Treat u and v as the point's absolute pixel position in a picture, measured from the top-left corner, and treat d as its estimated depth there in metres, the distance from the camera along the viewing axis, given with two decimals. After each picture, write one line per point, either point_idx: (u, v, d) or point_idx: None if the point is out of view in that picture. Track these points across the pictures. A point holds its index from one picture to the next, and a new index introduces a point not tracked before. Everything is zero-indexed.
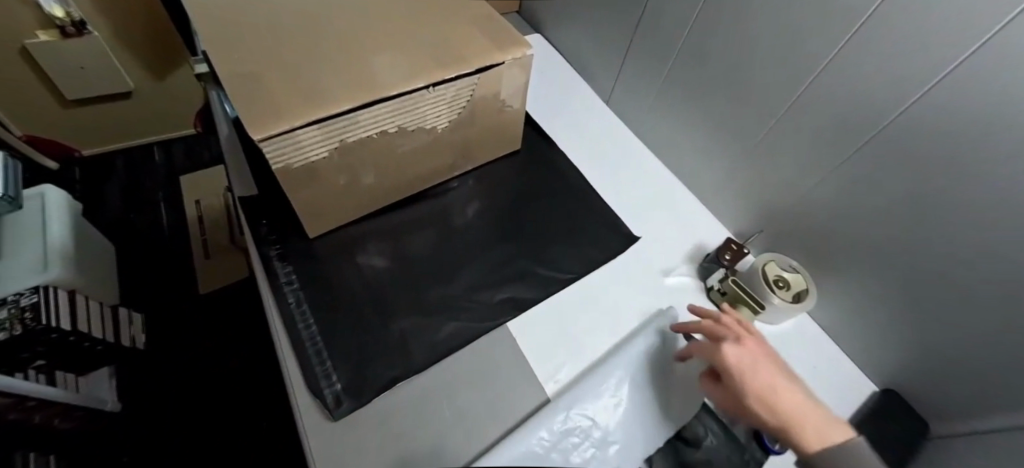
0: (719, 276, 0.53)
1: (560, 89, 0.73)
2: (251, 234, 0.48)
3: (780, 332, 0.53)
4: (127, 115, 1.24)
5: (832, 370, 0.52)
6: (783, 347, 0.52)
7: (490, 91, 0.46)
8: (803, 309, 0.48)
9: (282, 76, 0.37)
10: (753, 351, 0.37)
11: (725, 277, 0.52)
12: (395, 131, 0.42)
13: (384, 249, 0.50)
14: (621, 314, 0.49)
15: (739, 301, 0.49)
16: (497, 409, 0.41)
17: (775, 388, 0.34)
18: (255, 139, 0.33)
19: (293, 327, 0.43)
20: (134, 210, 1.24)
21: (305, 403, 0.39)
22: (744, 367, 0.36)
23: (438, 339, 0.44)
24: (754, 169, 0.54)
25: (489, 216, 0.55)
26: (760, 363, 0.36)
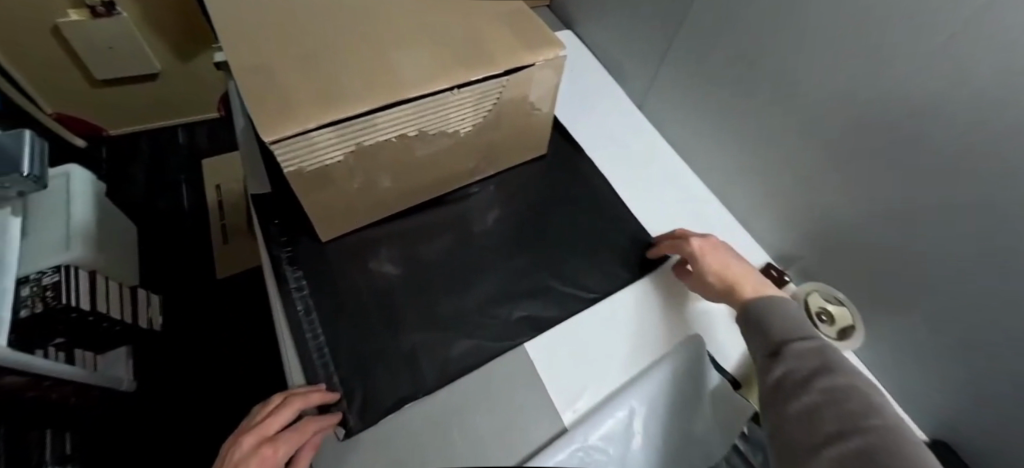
0: None
1: (589, 90, 0.69)
2: (262, 234, 0.46)
3: None
4: (153, 97, 1.24)
5: None
6: None
7: (518, 93, 0.43)
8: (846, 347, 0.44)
9: (298, 71, 0.35)
10: (714, 243, 0.47)
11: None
12: (415, 135, 0.39)
13: (398, 257, 0.47)
14: (645, 339, 0.46)
15: None
16: (511, 440, 0.38)
17: (733, 270, 0.44)
18: (266, 140, 0.30)
19: (300, 336, 0.41)
20: (158, 191, 1.26)
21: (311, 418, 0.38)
22: (711, 252, 0.46)
23: (451, 356, 0.42)
24: (800, 191, 0.49)
25: (509, 225, 0.52)
26: (720, 252, 0.46)
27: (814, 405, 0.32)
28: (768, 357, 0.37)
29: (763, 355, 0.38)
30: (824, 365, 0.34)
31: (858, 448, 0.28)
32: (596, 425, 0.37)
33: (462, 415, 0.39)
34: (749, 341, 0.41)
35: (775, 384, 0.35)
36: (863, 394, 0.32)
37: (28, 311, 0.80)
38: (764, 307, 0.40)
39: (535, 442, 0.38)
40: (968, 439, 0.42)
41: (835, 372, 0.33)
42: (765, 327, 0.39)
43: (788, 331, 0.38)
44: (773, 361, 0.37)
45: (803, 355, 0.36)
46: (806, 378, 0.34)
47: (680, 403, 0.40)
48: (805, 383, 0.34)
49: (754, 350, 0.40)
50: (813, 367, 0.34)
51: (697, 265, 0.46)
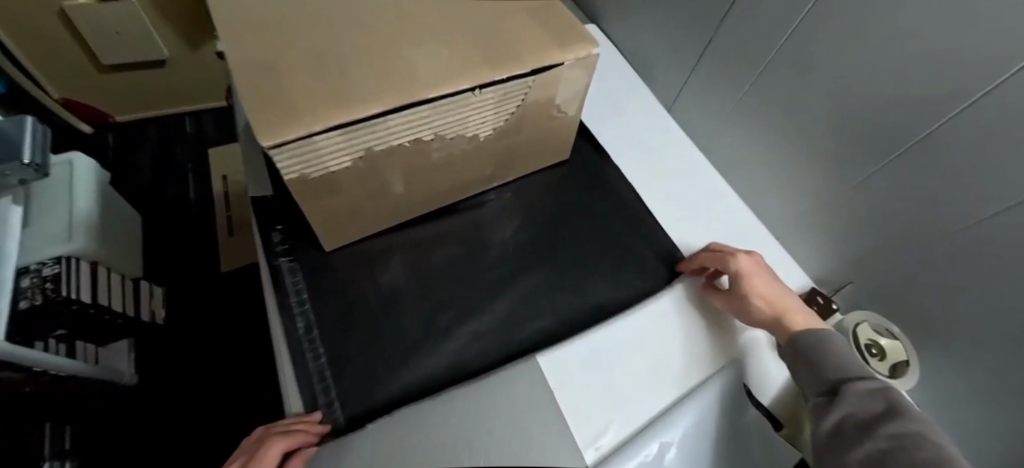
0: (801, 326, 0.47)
1: (614, 89, 0.64)
2: (261, 242, 0.43)
3: None
4: (160, 84, 1.21)
5: None
6: None
7: (545, 94, 0.39)
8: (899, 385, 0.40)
9: (302, 63, 0.31)
10: (758, 263, 0.42)
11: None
12: (431, 139, 0.35)
13: (408, 269, 0.44)
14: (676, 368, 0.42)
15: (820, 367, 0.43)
16: None
17: (779, 297, 0.40)
18: (264, 146, 0.27)
19: (300, 356, 0.37)
20: (163, 181, 1.23)
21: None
22: (757, 277, 0.41)
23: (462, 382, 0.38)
24: (845, 210, 0.44)
25: (528, 236, 0.48)
26: (766, 274, 0.41)
27: (879, 454, 0.29)
28: (821, 397, 0.34)
29: (816, 396, 0.35)
30: (885, 408, 0.31)
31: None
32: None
33: None
34: (797, 377, 0.37)
35: (832, 425, 0.32)
36: (933, 440, 0.28)
37: (27, 303, 0.77)
38: (818, 341, 0.37)
39: None
40: None
41: (905, 418, 0.30)
42: (818, 365, 0.36)
43: (843, 368, 0.34)
44: (829, 400, 0.33)
45: (864, 397, 0.32)
46: (869, 423, 0.31)
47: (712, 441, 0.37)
48: (868, 428, 0.30)
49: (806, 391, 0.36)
50: (878, 412, 0.31)
51: (743, 288, 0.41)
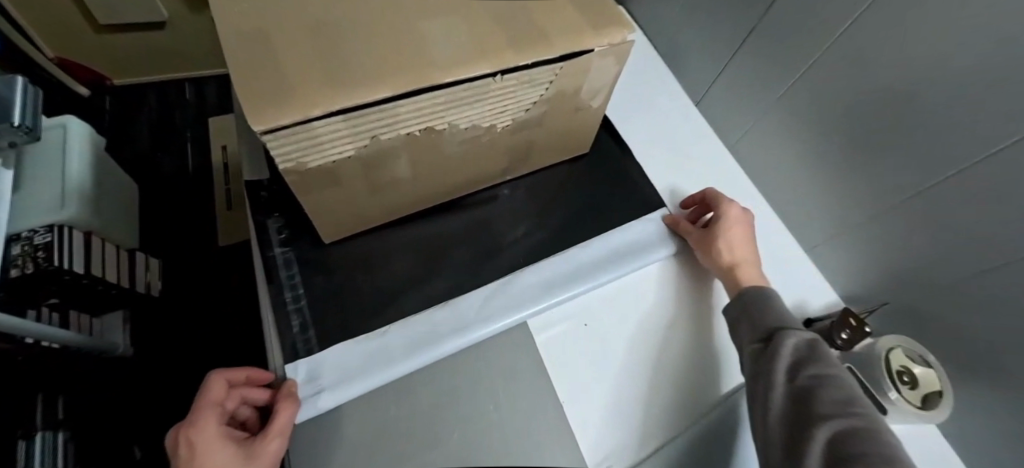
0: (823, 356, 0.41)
1: (638, 81, 0.60)
2: (255, 232, 0.39)
3: None
4: (159, 47, 1.16)
5: None
6: None
7: (571, 83, 0.35)
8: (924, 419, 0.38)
9: (301, 38, 0.27)
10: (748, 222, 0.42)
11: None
12: (443, 128, 0.32)
13: (411, 265, 0.40)
14: (697, 387, 0.38)
15: None
16: None
17: (739, 251, 0.40)
18: (256, 130, 0.23)
19: (293, 357, 0.34)
20: (161, 150, 1.19)
21: (299, 424, 0.32)
22: (736, 225, 0.41)
23: (469, 399, 0.35)
24: (889, 230, 0.40)
25: (542, 237, 0.43)
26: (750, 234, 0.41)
27: (805, 393, 0.30)
28: (757, 345, 0.34)
29: (750, 344, 0.35)
30: (810, 354, 0.32)
31: (846, 434, 0.27)
32: None
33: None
34: (732, 329, 0.38)
35: (762, 367, 0.33)
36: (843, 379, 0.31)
37: (18, 271, 0.75)
38: (757, 304, 0.36)
39: None
40: None
41: (825, 360, 0.32)
42: (752, 317, 0.36)
43: (781, 318, 0.35)
44: (762, 345, 0.34)
45: (796, 343, 0.33)
46: (796, 365, 0.32)
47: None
48: (797, 370, 0.32)
49: (740, 338, 0.37)
50: (802, 355, 0.32)
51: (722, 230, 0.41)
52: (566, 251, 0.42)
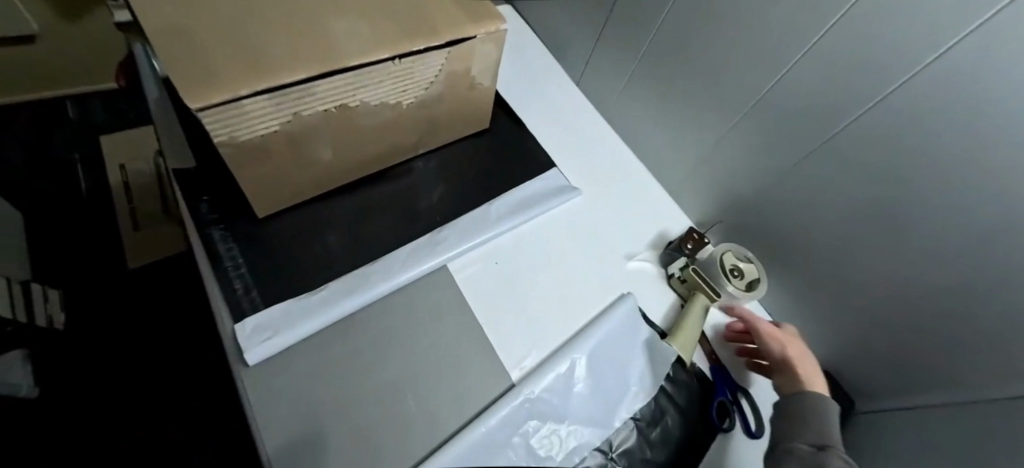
0: (680, 264, 0.52)
1: (525, 62, 0.67)
2: (189, 214, 0.42)
3: None
4: (33, 61, 1.12)
5: None
6: None
7: (461, 66, 0.43)
8: (754, 297, 0.50)
9: (223, 33, 0.33)
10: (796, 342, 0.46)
11: (686, 263, 0.52)
12: (356, 105, 0.38)
13: (343, 230, 0.46)
14: (591, 299, 0.48)
15: (698, 289, 0.50)
16: (475, 400, 0.39)
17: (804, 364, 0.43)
18: (193, 106, 0.28)
19: (240, 314, 0.38)
20: (46, 175, 1.11)
21: (251, 368, 0.36)
22: (790, 340, 0.45)
23: (402, 329, 0.41)
24: (711, 163, 0.54)
25: (453, 199, 0.51)
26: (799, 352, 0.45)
27: None
28: (811, 448, 0.35)
29: (802, 445, 0.36)
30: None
31: None
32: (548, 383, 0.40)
33: (414, 386, 0.39)
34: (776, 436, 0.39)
35: None
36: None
37: None
38: (809, 403, 0.39)
39: (502, 406, 0.38)
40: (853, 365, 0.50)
41: None
42: (798, 419, 0.38)
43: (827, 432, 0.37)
44: (810, 450, 0.35)
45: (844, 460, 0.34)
46: None
47: (624, 353, 0.45)
48: None
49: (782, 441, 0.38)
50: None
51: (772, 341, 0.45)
52: (478, 208, 0.51)
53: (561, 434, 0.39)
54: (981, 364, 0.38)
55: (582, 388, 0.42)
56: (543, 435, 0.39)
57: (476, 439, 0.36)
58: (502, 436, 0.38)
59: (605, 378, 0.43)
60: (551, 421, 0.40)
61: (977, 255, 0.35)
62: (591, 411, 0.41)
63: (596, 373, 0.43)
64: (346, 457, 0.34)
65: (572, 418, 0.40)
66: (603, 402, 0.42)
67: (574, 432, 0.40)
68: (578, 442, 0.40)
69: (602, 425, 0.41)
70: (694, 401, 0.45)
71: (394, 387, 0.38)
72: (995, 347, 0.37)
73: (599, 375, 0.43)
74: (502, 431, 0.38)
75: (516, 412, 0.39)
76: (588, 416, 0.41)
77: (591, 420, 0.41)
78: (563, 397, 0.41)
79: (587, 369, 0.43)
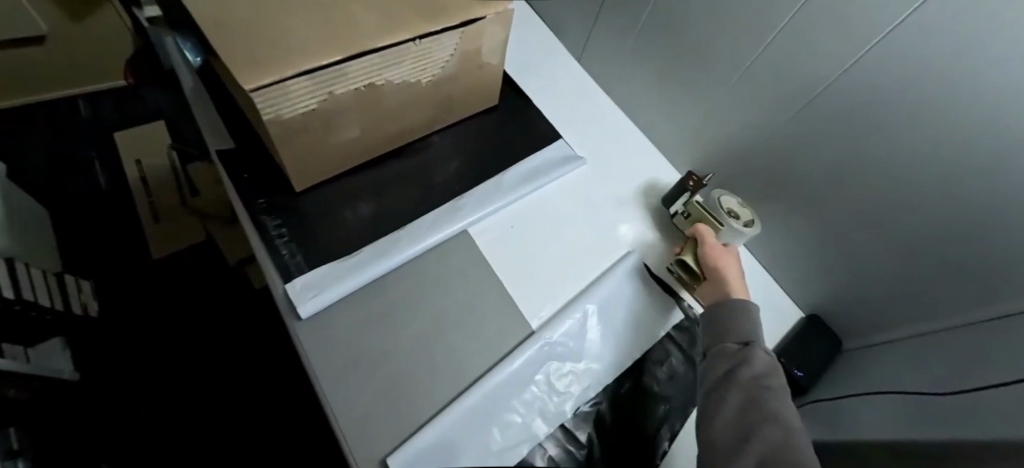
0: (683, 199, 0.56)
1: (528, 42, 0.70)
2: (234, 190, 0.47)
3: None
4: (43, 62, 1.15)
5: (773, 300, 0.58)
6: None
7: (472, 45, 0.47)
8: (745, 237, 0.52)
9: (264, 26, 0.37)
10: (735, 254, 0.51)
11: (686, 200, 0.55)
12: (382, 84, 0.42)
13: (371, 201, 0.50)
14: (599, 257, 0.53)
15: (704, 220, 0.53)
16: (498, 346, 0.44)
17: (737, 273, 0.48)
18: (247, 88, 0.32)
19: (289, 276, 0.43)
20: (67, 173, 1.15)
21: (303, 321, 0.41)
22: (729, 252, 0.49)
23: (429, 287, 0.46)
24: (706, 130, 0.57)
25: (467, 171, 0.55)
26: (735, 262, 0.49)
27: (751, 393, 0.37)
28: (737, 346, 0.41)
29: (730, 344, 0.42)
30: (771, 371, 0.39)
31: (775, 425, 0.35)
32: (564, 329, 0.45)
33: (445, 334, 0.44)
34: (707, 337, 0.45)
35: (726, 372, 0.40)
36: (786, 402, 0.37)
37: None
38: (737, 308, 0.45)
39: (523, 349, 0.43)
40: (839, 309, 0.54)
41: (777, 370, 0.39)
42: (727, 320, 0.44)
43: (752, 333, 0.43)
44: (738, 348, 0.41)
45: (763, 355, 0.40)
46: (761, 373, 0.39)
47: (632, 302, 0.49)
48: (757, 379, 0.38)
49: (714, 342, 0.44)
50: (768, 366, 0.39)
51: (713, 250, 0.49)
52: (492, 178, 0.55)
53: (577, 372, 0.44)
54: (946, 297, 0.42)
55: (595, 333, 0.46)
56: (562, 374, 0.44)
57: (503, 377, 0.41)
58: (526, 374, 0.43)
59: (615, 324, 0.48)
60: (568, 361, 0.44)
61: (935, 203, 0.39)
62: (604, 353, 0.46)
63: (608, 320, 0.48)
64: (391, 394, 0.39)
65: (587, 358, 0.45)
66: (615, 345, 0.47)
67: (589, 371, 0.45)
68: (593, 378, 0.44)
69: (614, 365, 0.46)
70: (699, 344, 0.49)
71: (429, 336, 0.43)
72: (956, 281, 0.41)
73: (611, 321, 0.48)
74: (525, 370, 0.43)
75: (537, 354, 0.44)
76: (600, 356, 0.46)
77: (604, 360, 0.46)
78: (578, 341, 0.46)
79: (599, 316, 0.47)
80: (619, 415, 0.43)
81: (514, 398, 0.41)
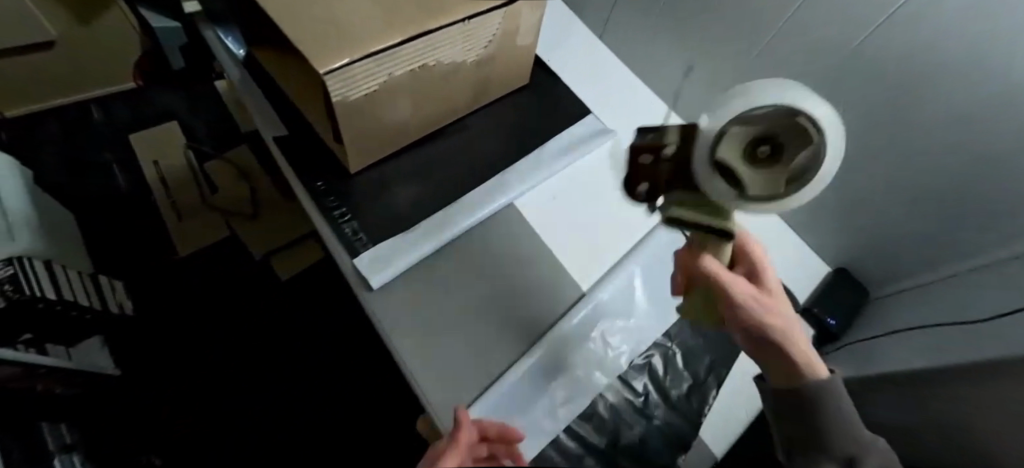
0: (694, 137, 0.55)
1: (552, 22, 0.71)
2: (295, 174, 0.49)
3: (758, 226, 0.60)
4: (55, 69, 1.14)
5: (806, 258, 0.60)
6: (767, 239, 0.59)
7: (512, 23, 0.48)
8: (816, 187, 0.19)
9: (328, 14, 0.39)
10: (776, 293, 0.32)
11: None
12: (433, 65, 0.44)
13: (419, 180, 0.52)
14: (638, 222, 0.55)
15: None
16: (555, 309, 0.47)
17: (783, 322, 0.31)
18: (321, 73, 0.34)
19: (355, 251, 0.45)
20: (88, 177, 1.16)
21: (374, 292, 0.44)
22: (768, 295, 0.32)
23: (483, 258, 0.48)
24: None
25: (507, 147, 0.56)
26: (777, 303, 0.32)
27: None
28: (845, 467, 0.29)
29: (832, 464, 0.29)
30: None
31: None
32: (614, 292, 0.48)
33: (504, 301, 0.46)
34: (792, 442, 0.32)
35: None
36: None
37: None
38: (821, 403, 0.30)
39: (580, 312, 0.46)
40: (871, 263, 0.56)
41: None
42: (811, 423, 0.30)
43: (854, 432, 0.30)
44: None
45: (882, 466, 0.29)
46: None
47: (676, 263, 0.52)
48: None
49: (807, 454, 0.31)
50: None
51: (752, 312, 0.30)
52: (533, 152, 0.56)
53: (628, 328, 0.47)
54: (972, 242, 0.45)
55: (642, 293, 0.49)
56: (615, 330, 0.47)
57: (562, 337, 0.44)
58: (584, 333, 0.45)
59: (661, 284, 0.50)
60: (619, 318, 0.47)
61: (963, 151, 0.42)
62: (652, 311, 0.49)
63: (654, 280, 0.50)
64: (462, 354, 0.43)
65: (637, 316, 0.48)
66: (662, 304, 0.49)
67: (640, 327, 0.48)
68: (643, 333, 0.47)
69: (664, 321, 0.48)
70: None
71: (490, 302, 0.46)
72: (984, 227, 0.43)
73: (657, 281, 0.50)
74: (583, 329, 0.46)
75: (592, 314, 0.46)
76: (649, 313, 0.48)
77: (654, 317, 0.48)
78: (628, 301, 0.48)
79: (645, 277, 0.50)
80: (671, 367, 0.47)
81: (576, 353, 0.44)
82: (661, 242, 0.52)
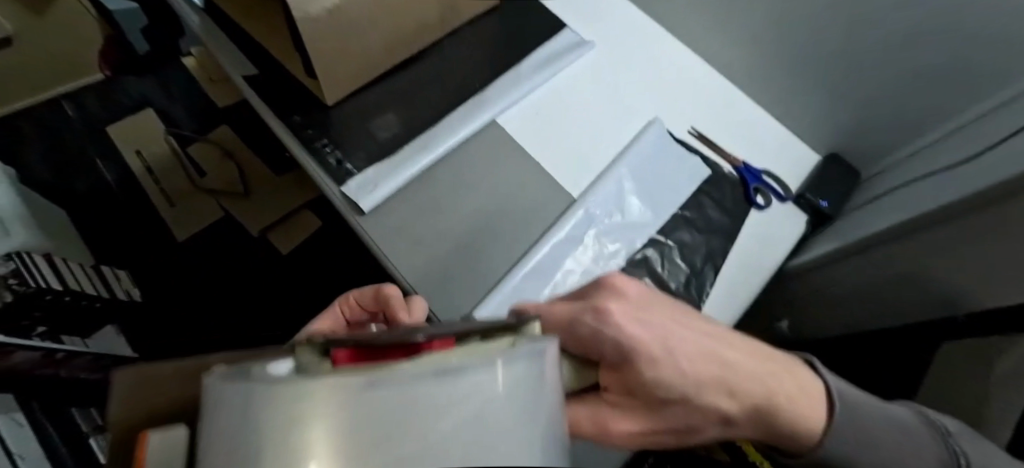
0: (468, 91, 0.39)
1: None
2: (271, 113, 0.49)
3: (746, 120, 0.58)
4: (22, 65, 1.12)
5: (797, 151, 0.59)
6: (757, 135, 0.58)
7: None
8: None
9: None
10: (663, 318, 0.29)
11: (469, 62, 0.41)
12: None
13: (397, 107, 0.51)
14: (625, 128, 0.54)
15: None
16: (547, 217, 0.47)
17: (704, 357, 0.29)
18: None
19: (342, 179, 0.46)
20: (71, 173, 1.14)
21: (366, 215, 0.45)
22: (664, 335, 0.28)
23: (470, 176, 0.48)
24: None
25: (482, 68, 0.55)
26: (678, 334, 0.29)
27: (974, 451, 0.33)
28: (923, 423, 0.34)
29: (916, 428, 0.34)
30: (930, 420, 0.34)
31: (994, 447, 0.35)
32: (602, 196, 0.48)
33: (495, 213, 0.46)
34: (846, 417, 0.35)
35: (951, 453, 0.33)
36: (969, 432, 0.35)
37: None
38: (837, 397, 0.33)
39: (570, 216, 0.47)
40: (862, 146, 0.56)
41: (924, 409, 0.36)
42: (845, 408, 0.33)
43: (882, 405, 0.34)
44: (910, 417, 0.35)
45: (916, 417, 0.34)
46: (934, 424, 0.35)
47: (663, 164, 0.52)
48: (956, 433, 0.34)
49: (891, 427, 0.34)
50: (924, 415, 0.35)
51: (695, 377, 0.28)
52: (509, 70, 0.55)
53: (621, 228, 0.48)
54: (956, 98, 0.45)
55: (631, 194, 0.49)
56: (608, 230, 0.47)
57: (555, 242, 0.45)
58: (577, 236, 0.46)
59: (649, 185, 0.50)
60: (610, 219, 0.48)
61: None
62: (643, 211, 0.49)
63: (642, 181, 0.50)
64: (458, 266, 0.44)
65: (629, 216, 0.49)
66: (651, 203, 0.50)
67: (632, 225, 0.48)
68: (636, 231, 0.48)
69: (655, 220, 0.49)
70: (732, 193, 0.52)
71: (481, 216, 0.46)
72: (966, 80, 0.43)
73: (645, 182, 0.50)
74: (575, 231, 0.46)
75: (583, 218, 0.47)
76: (640, 213, 0.49)
77: (645, 216, 0.49)
78: (618, 203, 0.49)
79: (632, 179, 0.50)
80: (667, 260, 0.48)
81: (569, 254, 0.45)
82: (646, 144, 0.52)
